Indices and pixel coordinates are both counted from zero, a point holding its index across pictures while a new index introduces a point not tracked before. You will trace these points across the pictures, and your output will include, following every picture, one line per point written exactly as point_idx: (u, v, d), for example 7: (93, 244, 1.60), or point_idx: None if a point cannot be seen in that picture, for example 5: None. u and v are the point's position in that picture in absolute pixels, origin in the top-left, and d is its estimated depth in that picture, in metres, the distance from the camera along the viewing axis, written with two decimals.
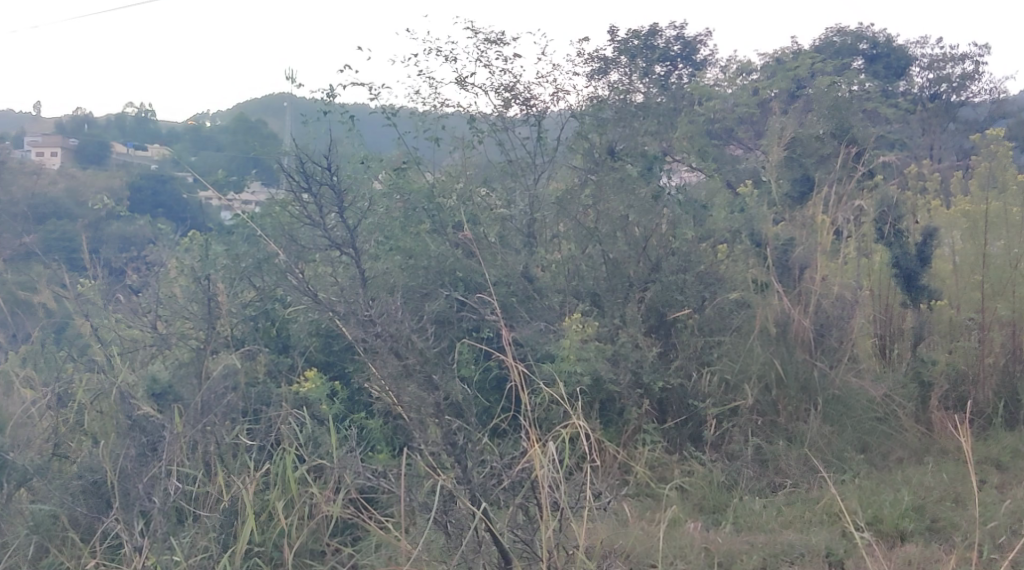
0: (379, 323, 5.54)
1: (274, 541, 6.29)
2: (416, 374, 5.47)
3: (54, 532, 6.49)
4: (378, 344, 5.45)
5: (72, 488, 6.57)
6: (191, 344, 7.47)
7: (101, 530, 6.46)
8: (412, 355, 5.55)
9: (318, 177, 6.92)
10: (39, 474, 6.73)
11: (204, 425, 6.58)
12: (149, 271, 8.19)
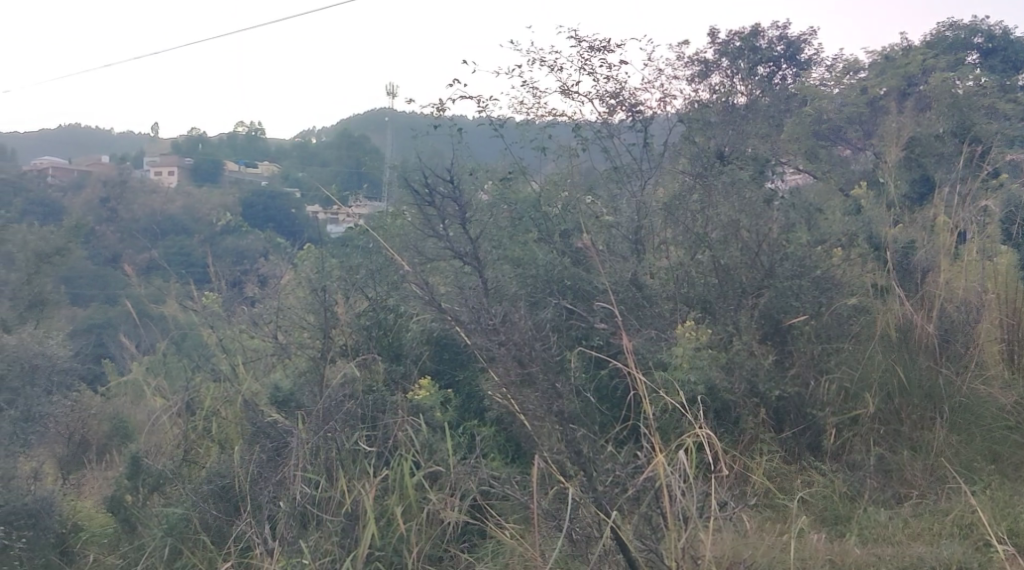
0: (502, 332, 5.64)
1: (394, 546, 6.35)
2: (540, 383, 5.50)
3: (187, 534, 6.80)
4: (503, 353, 5.52)
5: (203, 492, 6.88)
6: (309, 353, 7.74)
7: (231, 533, 6.72)
8: (536, 363, 5.58)
9: (443, 192, 7.05)
10: (170, 480, 7.18)
11: (326, 431, 6.69)
12: (268, 284, 8.83)
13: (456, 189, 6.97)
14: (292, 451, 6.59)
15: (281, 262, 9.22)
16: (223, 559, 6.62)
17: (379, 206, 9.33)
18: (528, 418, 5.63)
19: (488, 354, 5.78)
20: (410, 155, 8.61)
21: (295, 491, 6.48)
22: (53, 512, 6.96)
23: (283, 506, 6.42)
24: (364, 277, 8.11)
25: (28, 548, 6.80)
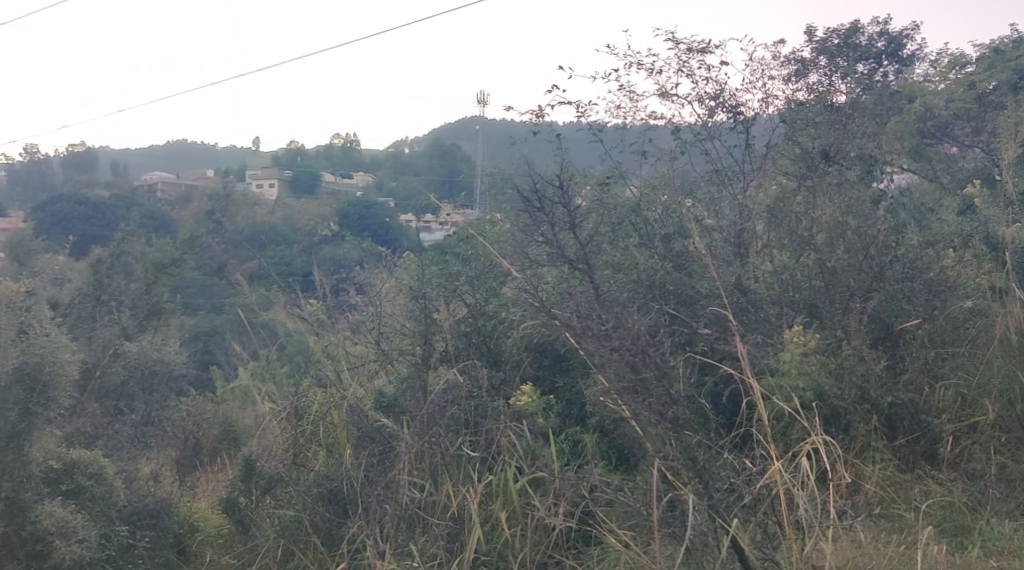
0: (614, 338, 5.60)
1: (499, 550, 6.47)
2: (654, 389, 5.44)
3: (298, 536, 6.98)
4: (615, 360, 5.47)
5: (312, 497, 7.03)
6: (410, 358, 7.78)
7: (342, 536, 6.84)
8: (650, 369, 5.52)
9: (553, 198, 7.28)
10: (279, 483, 7.37)
11: (431, 435, 6.84)
12: (366, 286, 9.13)
13: (566, 195, 7.25)
14: (399, 457, 6.75)
15: (382, 272, 9.32)
16: (336, 561, 6.77)
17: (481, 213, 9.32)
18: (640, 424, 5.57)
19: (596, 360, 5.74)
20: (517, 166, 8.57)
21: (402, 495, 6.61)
22: (170, 513, 7.22)
23: (390, 510, 6.53)
24: (464, 283, 8.10)
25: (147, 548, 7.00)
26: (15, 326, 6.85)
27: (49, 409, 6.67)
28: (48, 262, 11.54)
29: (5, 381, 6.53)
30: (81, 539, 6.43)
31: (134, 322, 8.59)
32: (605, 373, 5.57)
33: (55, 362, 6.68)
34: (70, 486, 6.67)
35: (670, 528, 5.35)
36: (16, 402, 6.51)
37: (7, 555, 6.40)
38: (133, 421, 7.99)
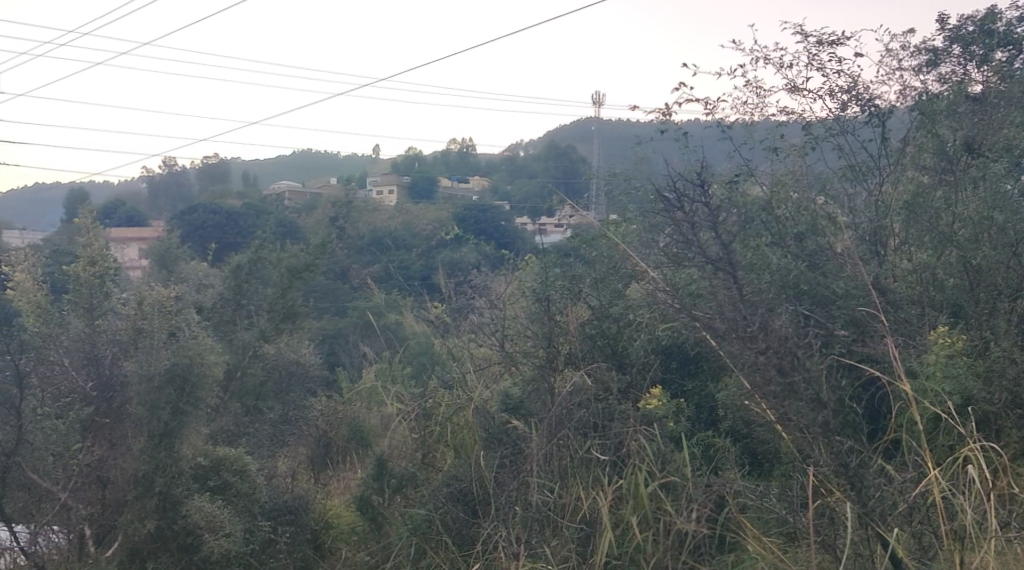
0: (760, 339, 5.46)
1: (631, 555, 6.49)
2: (803, 392, 5.32)
3: (429, 534, 7.51)
4: (762, 362, 5.35)
5: (443, 496, 7.54)
6: (533, 361, 7.81)
7: (473, 536, 7.34)
8: (799, 372, 5.36)
9: (692, 194, 6.77)
10: (411, 483, 8.06)
11: (558, 440, 7.04)
12: (488, 289, 9.25)
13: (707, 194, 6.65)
14: (528, 460, 7.01)
15: (508, 276, 9.32)
16: (467, 562, 7.25)
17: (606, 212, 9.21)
18: (787, 427, 5.47)
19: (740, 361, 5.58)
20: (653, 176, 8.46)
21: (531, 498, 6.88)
22: (308, 511, 8.03)
23: (521, 513, 6.83)
24: (588, 285, 7.98)
25: (288, 543, 7.82)
26: (166, 329, 7.59)
27: (198, 408, 7.38)
28: (193, 267, 12.06)
29: (159, 383, 7.20)
30: (227, 533, 7.10)
31: (271, 323, 10.14)
32: (754, 376, 5.46)
33: (202, 363, 7.36)
34: (217, 482, 7.59)
35: (821, 535, 5.43)
36: (168, 402, 7.20)
37: (161, 549, 7.14)
38: (271, 419, 9.48)
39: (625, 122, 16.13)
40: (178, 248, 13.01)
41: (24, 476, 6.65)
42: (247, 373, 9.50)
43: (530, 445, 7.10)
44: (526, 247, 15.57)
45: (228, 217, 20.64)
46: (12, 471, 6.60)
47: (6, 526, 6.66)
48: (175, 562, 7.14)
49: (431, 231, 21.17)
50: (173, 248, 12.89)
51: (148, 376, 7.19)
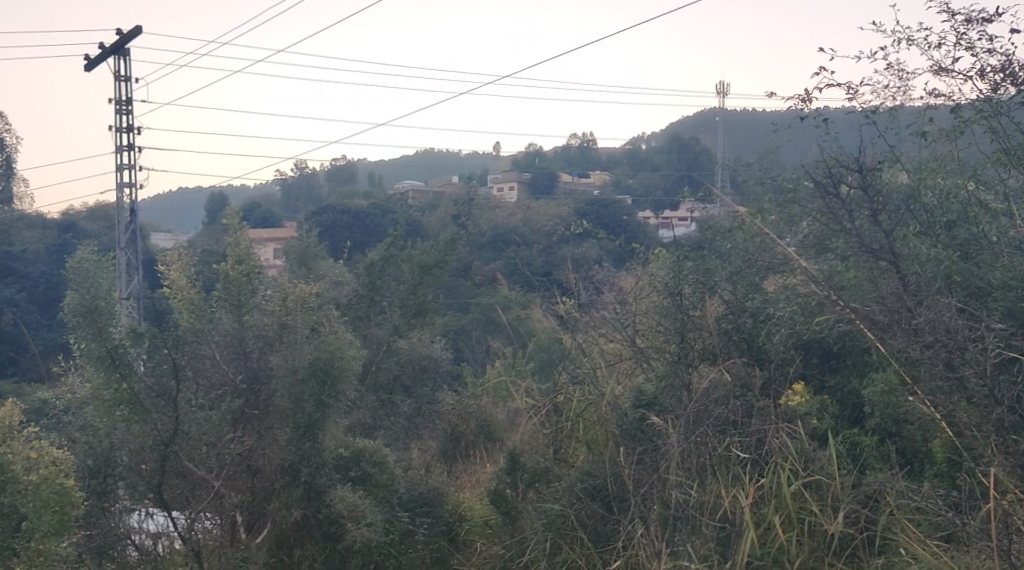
0: (926, 336, 6.23)
1: (774, 556, 6.41)
2: (971, 388, 6.02)
3: (564, 530, 7.50)
4: (930, 358, 6.12)
5: (577, 492, 7.52)
6: (667, 357, 7.76)
7: (610, 533, 7.32)
8: (967, 367, 6.06)
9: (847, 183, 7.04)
10: (543, 477, 8.11)
11: (695, 437, 6.93)
12: (619, 284, 9.22)
13: (865, 179, 6.91)
14: (667, 456, 6.88)
15: (637, 271, 9.25)
16: (604, 558, 7.26)
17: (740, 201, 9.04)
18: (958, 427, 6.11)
19: (903, 358, 6.40)
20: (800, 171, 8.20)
21: (671, 497, 6.77)
22: (443, 502, 8.21)
23: (659, 510, 6.79)
24: (723, 277, 7.88)
25: (426, 534, 7.98)
26: (308, 324, 7.80)
27: (337, 400, 7.78)
28: (326, 265, 12.33)
29: (302, 375, 7.53)
30: (369, 523, 7.46)
31: (403, 320, 10.71)
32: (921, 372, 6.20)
33: (341, 357, 7.78)
34: (358, 473, 7.92)
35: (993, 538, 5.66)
36: (311, 395, 7.56)
37: (307, 537, 7.60)
38: (404, 412, 10.14)
39: (755, 113, 16.01)
40: (315, 247, 13.29)
41: (182, 465, 7.06)
42: (380, 369, 10.18)
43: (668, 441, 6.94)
44: (650, 241, 15.48)
45: (355, 217, 21.20)
46: (171, 459, 7.01)
47: (163, 512, 7.10)
48: (320, 550, 7.58)
49: (556, 225, 21.32)
50: (310, 247, 13.17)
51: (293, 369, 7.49)
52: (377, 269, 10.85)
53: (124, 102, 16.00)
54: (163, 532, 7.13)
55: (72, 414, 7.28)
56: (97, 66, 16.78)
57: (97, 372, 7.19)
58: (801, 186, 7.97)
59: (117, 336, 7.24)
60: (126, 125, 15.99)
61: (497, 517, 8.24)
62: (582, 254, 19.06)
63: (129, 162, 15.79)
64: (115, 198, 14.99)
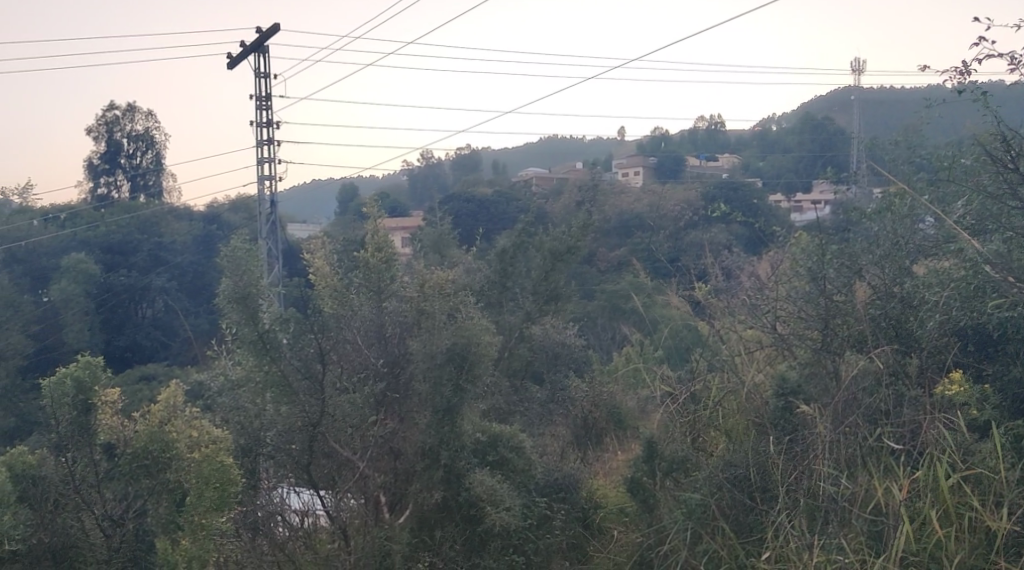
0: None
1: (931, 553, 6.23)
2: None
3: (705, 520, 7.32)
4: None
5: (719, 481, 7.37)
6: (811, 344, 7.52)
7: (754, 522, 7.20)
8: None
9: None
10: (681, 467, 7.87)
11: (844, 427, 6.82)
12: (760, 270, 8.99)
13: None
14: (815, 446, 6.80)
15: (777, 256, 9.01)
16: (748, 550, 7.12)
17: (891, 182, 8.64)
18: None
19: None
20: (955, 149, 8.08)
21: (820, 488, 6.73)
22: (578, 489, 8.25)
23: (804, 499, 6.80)
24: (872, 260, 7.60)
25: (563, 519, 8.01)
26: (445, 311, 7.82)
27: (475, 385, 7.73)
28: (459, 254, 12.37)
29: (440, 360, 7.52)
30: (508, 507, 7.55)
31: (536, 305, 10.59)
32: None
33: (478, 343, 7.69)
34: (495, 458, 7.92)
35: None
36: (450, 378, 7.56)
37: (447, 518, 7.63)
38: (539, 399, 10.04)
39: (895, 93, 15.56)
40: (448, 235, 13.27)
41: (328, 446, 7.19)
42: (514, 355, 10.14)
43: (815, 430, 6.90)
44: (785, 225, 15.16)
45: (479, 204, 21.48)
46: (318, 439, 7.14)
47: (311, 489, 7.27)
48: (460, 532, 7.60)
49: (686, 209, 21.10)
50: (443, 234, 13.21)
51: (431, 354, 7.50)
52: (510, 257, 10.81)
53: (263, 98, 16.35)
54: (310, 509, 7.33)
55: (225, 395, 7.49)
56: (239, 64, 17.18)
57: (248, 356, 7.35)
58: (957, 162, 7.80)
59: (266, 321, 7.39)
60: (266, 119, 16.33)
61: (634, 505, 8.05)
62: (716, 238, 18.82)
63: (269, 156, 16.14)
64: (257, 192, 15.34)
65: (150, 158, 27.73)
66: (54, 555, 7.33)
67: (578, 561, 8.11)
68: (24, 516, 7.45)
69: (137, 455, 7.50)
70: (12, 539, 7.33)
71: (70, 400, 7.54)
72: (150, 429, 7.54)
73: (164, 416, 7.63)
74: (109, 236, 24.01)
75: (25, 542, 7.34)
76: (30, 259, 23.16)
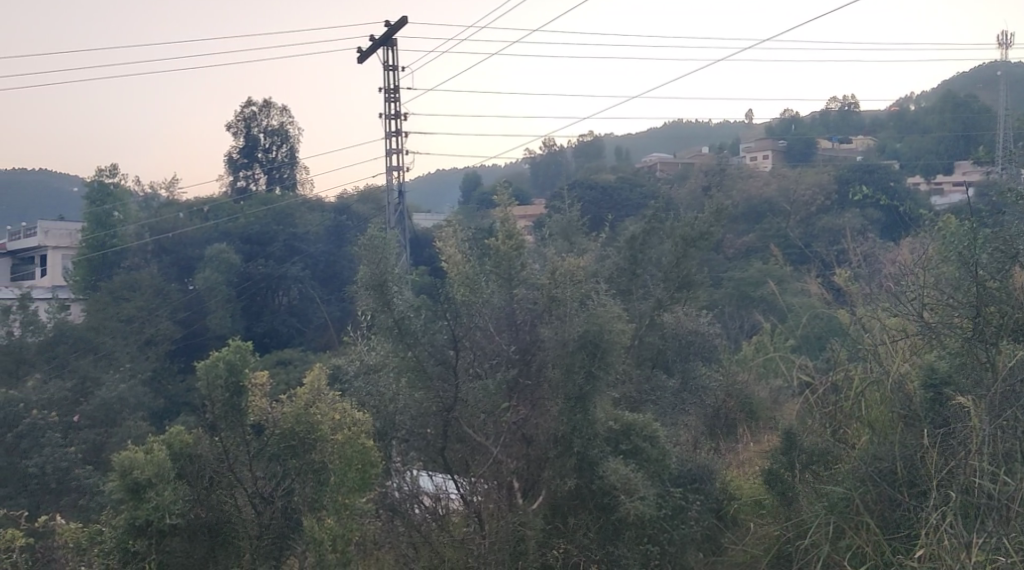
0: None
1: None
2: None
3: (849, 514, 7.07)
4: None
5: (862, 474, 7.08)
6: (961, 334, 7.12)
7: (901, 517, 6.91)
8: None
9: None
10: (823, 458, 7.63)
11: (1002, 418, 6.56)
12: (906, 256, 8.62)
13: None
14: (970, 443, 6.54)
15: (924, 241, 8.62)
16: (895, 546, 6.85)
17: None
18: None
19: None
20: None
21: (976, 483, 6.47)
22: (712, 479, 8.06)
23: (957, 495, 6.52)
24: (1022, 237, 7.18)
25: (698, 510, 7.78)
26: (577, 298, 7.63)
27: (608, 372, 7.60)
28: (590, 241, 12.22)
29: (573, 348, 7.45)
30: (642, 496, 7.36)
31: (668, 293, 10.41)
32: None
33: (611, 331, 7.55)
34: (628, 447, 7.73)
35: None
36: (582, 366, 7.47)
37: (580, 506, 7.52)
38: (672, 388, 9.84)
39: None
40: (577, 222, 13.13)
41: (462, 431, 7.22)
42: (646, 343, 9.97)
43: (973, 425, 6.59)
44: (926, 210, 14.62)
45: (602, 192, 21.29)
46: (452, 424, 7.18)
47: (446, 474, 7.30)
48: (594, 520, 7.47)
49: (821, 194, 20.53)
50: (572, 221, 13.07)
51: (563, 341, 7.44)
52: (643, 245, 10.60)
53: (392, 90, 16.45)
54: (442, 493, 7.35)
55: (361, 379, 7.52)
56: (367, 57, 17.31)
57: (386, 341, 7.42)
58: None
59: (401, 305, 7.39)
60: (394, 112, 16.44)
61: (771, 498, 7.87)
62: (853, 223, 18.28)
63: (398, 147, 16.25)
64: (387, 182, 15.48)
65: (285, 151, 28.28)
66: (208, 531, 7.24)
67: (711, 551, 7.92)
68: (182, 490, 7.19)
69: (285, 436, 7.24)
70: (172, 513, 7.08)
71: (224, 382, 7.26)
72: (296, 411, 7.27)
73: (309, 398, 7.31)
74: (248, 227, 24.69)
75: (184, 516, 7.14)
76: (177, 249, 24.59)
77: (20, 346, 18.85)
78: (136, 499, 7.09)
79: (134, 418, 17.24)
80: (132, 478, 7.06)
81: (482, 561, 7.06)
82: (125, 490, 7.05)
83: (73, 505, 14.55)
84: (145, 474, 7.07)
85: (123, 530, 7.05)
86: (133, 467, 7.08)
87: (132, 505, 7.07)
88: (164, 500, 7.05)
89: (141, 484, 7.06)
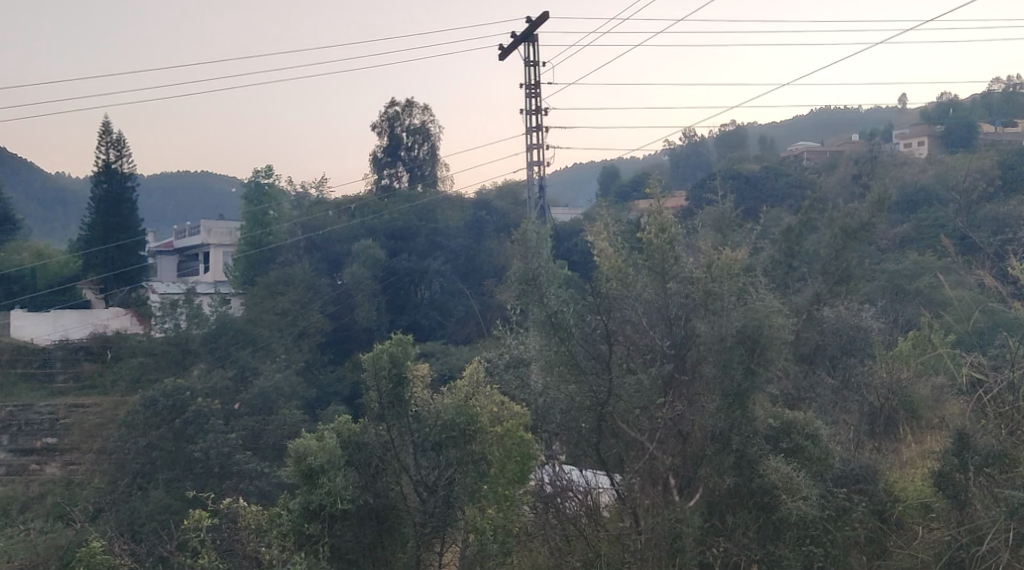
0: None
1: None
2: None
3: None
4: None
5: None
6: None
7: None
8: None
9: None
10: (1000, 460, 7.16)
11: None
12: None
13: None
14: None
15: None
16: None
17: None
18: None
19: None
20: None
21: None
22: (876, 479, 7.68)
23: None
24: None
25: (863, 511, 7.47)
26: (734, 291, 7.38)
27: (768, 369, 7.28)
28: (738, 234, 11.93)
29: (731, 342, 7.19)
30: (805, 496, 7.14)
31: (825, 287, 10.07)
32: None
33: (771, 325, 7.24)
34: (790, 444, 7.46)
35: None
36: (741, 361, 7.19)
37: (739, 504, 7.20)
38: (832, 385, 9.53)
39: None
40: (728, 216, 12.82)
41: (617, 426, 7.14)
42: (805, 338, 9.68)
43: None
44: None
45: (746, 181, 20.87)
46: (607, 419, 7.13)
47: (604, 471, 7.22)
48: (753, 519, 7.17)
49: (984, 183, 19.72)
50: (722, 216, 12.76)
51: (721, 336, 7.21)
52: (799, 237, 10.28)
53: (533, 85, 16.41)
54: (594, 486, 7.24)
55: (514, 373, 7.71)
56: (509, 53, 17.30)
57: (540, 336, 7.36)
58: None
59: (554, 299, 7.32)
60: (535, 107, 16.39)
61: (939, 500, 7.39)
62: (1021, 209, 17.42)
63: (538, 142, 16.20)
64: (529, 177, 15.46)
65: (427, 149, 28.55)
66: (375, 517, 7.56)
67: (874, 555, 7.59)
68: (351, 477, 7.54)
69: (446, 426, 7.55)
70: (344, 499, 7.42)
71: (387, 375, 7.67)
72: (456, 402, 7.62)
73: (468, 390, 7.69)
74: (392, 222, 24.80)
75: (354, 502, 7.47)
76: (326, 246, 25.02)
77: (185, 338, 20.13)
78: (309, 485, 7.45)
79: (289, 406, 17.59)
80: (307, 463, 7.45)
81: (640, 558, 6.83)
82: (300, 475, 7.45)
83: (237, 488, 14.72)
84: (318, 459, 7.43)
85: (299, 513, 7.37)
86: (307, 454, 7.48)
87: (306, 490, 7.43)
88: (337, 486, 7.40)
89: (314, 469, 7.43)
